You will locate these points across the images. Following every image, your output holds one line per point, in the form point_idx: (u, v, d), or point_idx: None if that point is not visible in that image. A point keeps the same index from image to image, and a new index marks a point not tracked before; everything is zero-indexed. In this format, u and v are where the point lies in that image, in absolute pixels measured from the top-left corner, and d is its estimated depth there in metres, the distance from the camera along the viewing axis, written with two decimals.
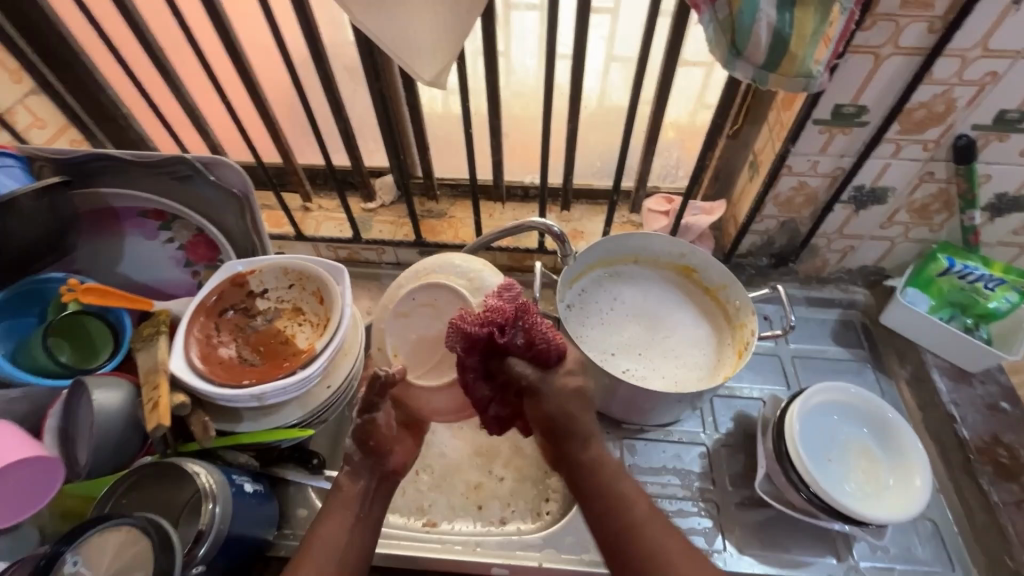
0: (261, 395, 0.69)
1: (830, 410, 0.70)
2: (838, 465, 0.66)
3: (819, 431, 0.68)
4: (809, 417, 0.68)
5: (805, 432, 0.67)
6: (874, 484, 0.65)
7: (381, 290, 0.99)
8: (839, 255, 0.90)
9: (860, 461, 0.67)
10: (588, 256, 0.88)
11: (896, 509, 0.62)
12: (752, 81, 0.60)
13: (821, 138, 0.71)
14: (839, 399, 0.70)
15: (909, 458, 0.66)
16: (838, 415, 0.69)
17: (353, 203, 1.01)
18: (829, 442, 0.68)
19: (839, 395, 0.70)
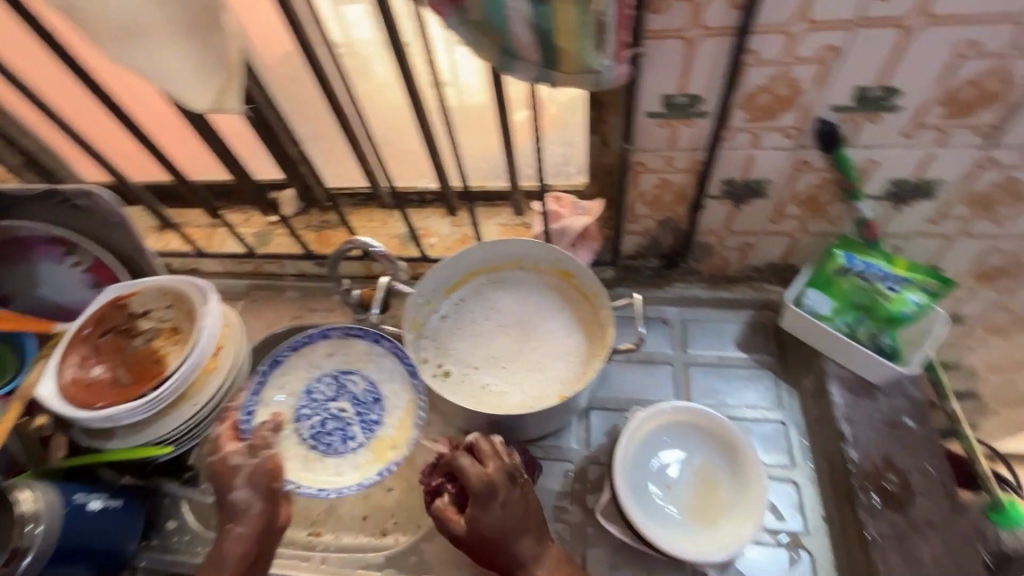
0: (114, 416, 0.73)
1: (673, 433, 0.68)
2: (673, 495, 0.65)
3: (656, 456, 0.67)
4: (644, 442, 0.67)
5: (635, 459, 0.66)
6: (709, 512, 0.64)
7: (283, 302, 1.01)
8: (738, 252, 0.81)
9: (694, 488, 0.65)
10: (463, 264, 0.85)
11: (720, 544, 0.61)
12: (540, 82, 0.55)
13: (665, 132, 0.64)
14: (683, 422, 0.68)
15: (750, 484, 0.64)
16: (668, 437, 0.68)
17: (258, 218, 1.03)
18: (667, 469, 0.66)
19: (685, 416, 0.68)
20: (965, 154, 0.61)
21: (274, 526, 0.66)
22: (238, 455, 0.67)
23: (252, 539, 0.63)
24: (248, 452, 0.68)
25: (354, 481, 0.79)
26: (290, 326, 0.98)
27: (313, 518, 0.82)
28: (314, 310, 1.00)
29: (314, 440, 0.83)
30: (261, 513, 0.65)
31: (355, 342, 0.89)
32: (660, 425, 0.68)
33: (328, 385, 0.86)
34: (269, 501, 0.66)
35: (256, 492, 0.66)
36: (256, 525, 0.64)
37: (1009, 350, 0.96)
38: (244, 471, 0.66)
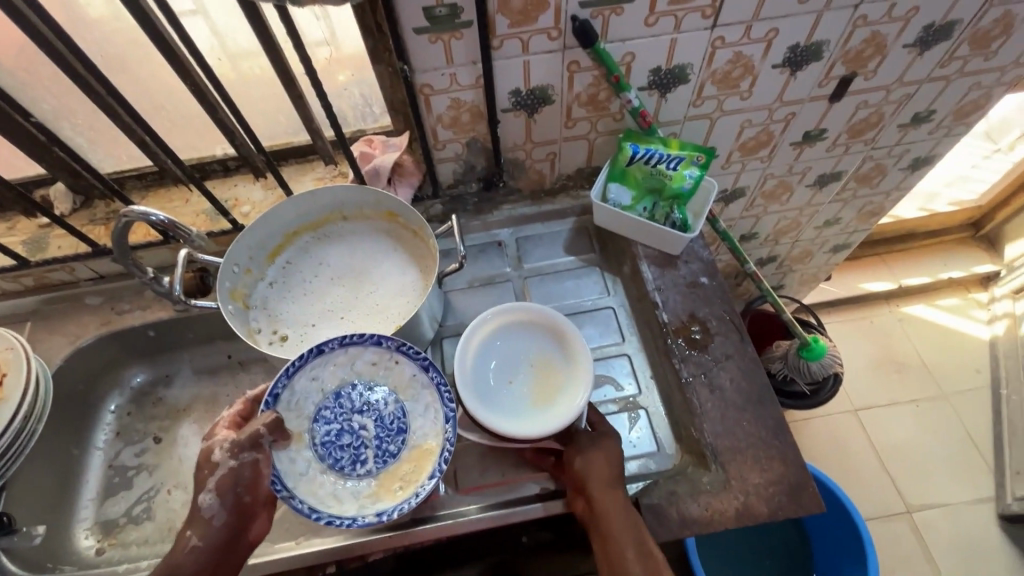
0: None
1: (509, 335, 0.73)
2: (516, 389, 0.69)
3: (497, 360, 0.71)
4: (483, 349, 0.71)
5: (476, 365, 0.70)
6: (552, 391, 0.69)
7: (85, 310, 0.89)
8: (548, 163, 0.87)
9: (535, 375, 0.70)
10: (280, 225, 0.80)
11: (558, 416, 0.66)
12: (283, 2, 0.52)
13: (439, 48, 0.65)
14: (515, 323, 0.73)
15: (578, 360, 0.70)
16: (500, 341, 0.72)
17: (28, 222, 0.89)
18: (508, 368, 0.71)
19: (516, 316, 0.73)
20: (699, 37, 0.70)
21: (237, 545, 0.61)
22: (224, 457, 0.60)
23: (205, 557, 0.58)
24: (230, 454, 0.60)
25: (350, 514, 0.63)
26: (99, 335, 0.87)
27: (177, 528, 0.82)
28: (126, 311, 0.89)
29: (324, 451, 0.67)
30: (221, 530, 0.59)
31: (400, 365, 0.70)
32: (495, 331, 0.73)
33: (358, 396, 0.70)
34: (233, 518, 0.60)
35: (224, 505, 0.59)
36: (214, 541, 0.59)
37: (784, 213, 1.15)
38: (223, 480, 0.59)
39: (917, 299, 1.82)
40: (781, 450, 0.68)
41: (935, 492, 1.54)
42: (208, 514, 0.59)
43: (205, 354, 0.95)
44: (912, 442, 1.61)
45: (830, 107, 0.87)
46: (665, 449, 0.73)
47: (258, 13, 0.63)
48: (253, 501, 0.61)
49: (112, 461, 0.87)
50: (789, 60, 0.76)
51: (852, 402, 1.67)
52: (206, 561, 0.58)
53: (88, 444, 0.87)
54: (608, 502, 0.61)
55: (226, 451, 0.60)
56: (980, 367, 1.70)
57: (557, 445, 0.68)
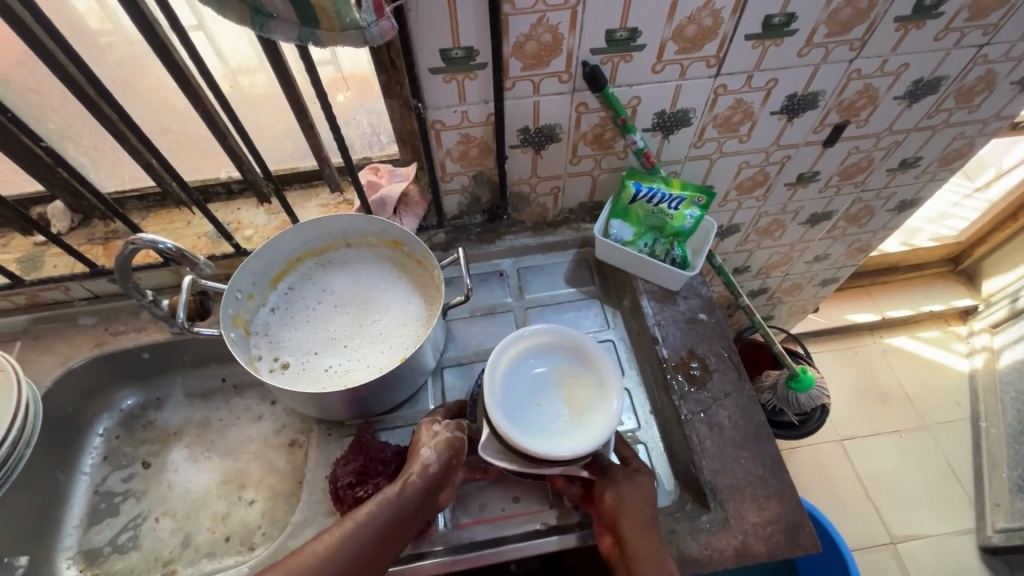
0: None
1: (546, 354, 0.72)
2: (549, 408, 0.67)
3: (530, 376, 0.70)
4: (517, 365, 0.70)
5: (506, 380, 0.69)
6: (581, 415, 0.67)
7: (77, 331, 0.87)
8: (551, 197, 0.88)
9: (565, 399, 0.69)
10: (283, 251, 0.80)
11: (591, 439, 0.64)
12: (305, 42, 0.53)
13: (452, 87, 0.67)
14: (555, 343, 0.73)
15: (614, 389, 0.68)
16: (533, 360, 0.72)
17: (22, 240, 0.87)
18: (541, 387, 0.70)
19: (557, 337, 0.72)
20: (703, 84, 0.73)
21: (426, 508, 0.64)
22: (429, 450, 0.65)
23: (413, 501, 0.62)
24: (449, 426, 0.69)
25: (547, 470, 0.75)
26: (92, 357, 0.85)
27: (165, 559, 0.80)
28: (120, 332, 0.88)
29: None
30: (425, 486, 0.63)
31: None
32: (527, 351, 0.72)
33: None
34: (406, 516, 0.61)
35: (441, 459, 0.65)
36: (406, 508, 0.61)
37: (776, 248, 1.18)
38: (422, 471, 0.63)
39: (899, 331, 1.87)
40: (778, 489, 0.69)
41: (918, 523, 1.56)
42: (394, 499, 0.61)
43: (200, 377, 0.94)
44: (895, 473, 1.63)
45: (823, 152, 0.90)
46: (663, 486, 0.74)
47: (274, 47, 0.64)
48: (425, 505, 0.63)
49: (98, 486, 0.85)
50: (787, 108, 0.79)
51: (838, 431, 1.70)
52: (373, 543, 0.59)
53: (74, 468, 0.85)
54: (644, 549, 0.62)
55: (431, 445, 0.66)
56: (961, 400, 1.74)
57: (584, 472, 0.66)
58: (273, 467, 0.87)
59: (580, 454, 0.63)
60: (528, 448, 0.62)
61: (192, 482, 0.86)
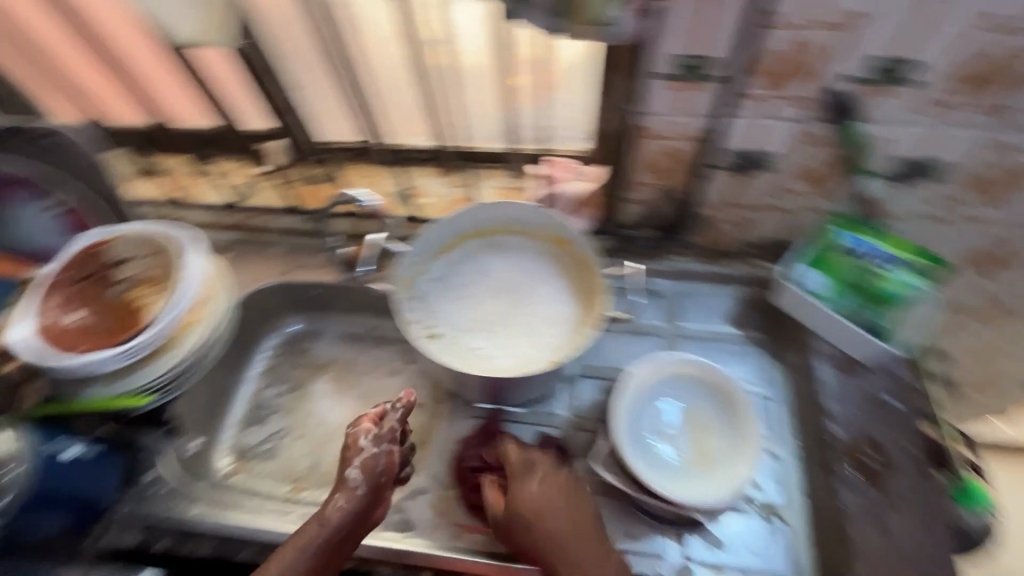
0: (87, 366, 0.70)
1: (678, 386, 0.69)
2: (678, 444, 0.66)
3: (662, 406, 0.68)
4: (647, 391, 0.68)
5: (632, 406, 0.67)
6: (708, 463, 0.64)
7: (269, 257, 0.99)
8: (736, 228, 0.81)
9: (697, 440, 0.66)
10: (454, 227, 0.83)
11: (715, 494, 0.61)
12: (553, 31, 0.53)
13: (675, 95, 0.63)
14: (694, 373, 0.69)
15: (750, 448, 0.64)
16: (671, 388, 0.69)
17: (244, 169, 1.00)
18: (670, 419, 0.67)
19: (692, 369, 0.69)
20: (972, 136, 0.61)
21: (366, 521, 0.66)
22: (356, 471, 0.66)
23: (349, 519, 0.63)
24: (375, 441, 0.69)
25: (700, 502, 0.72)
26: (277, 283, 0.96)
27: (295, 476, 0.88)
28: (302, 266, 0.97)
29: None
30: (361, 503, 0.65)
31: None
32: (666, 378, 0.69)
33: None
34: (337, 543, 0.63)
35: (366, 478, 0.65)
36: (348, 522, 0.63)
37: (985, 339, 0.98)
38: (351, 495, 0.65)
39: None
40: None
41: None
42: (319, 527, 0.63)
43: (353, 323, 1.02)
44: None
45: None
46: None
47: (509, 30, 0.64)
48: (358, 528, 0.65)
49: (257, 393, 0.96)
50: None
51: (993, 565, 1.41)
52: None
53: (242, 374, 0.97)
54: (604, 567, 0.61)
55: (360, 466, 0.67)
56: None
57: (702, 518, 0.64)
58: None
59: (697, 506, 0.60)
60: (646, 483, 0.61)
61: (329, 415, 0.94)
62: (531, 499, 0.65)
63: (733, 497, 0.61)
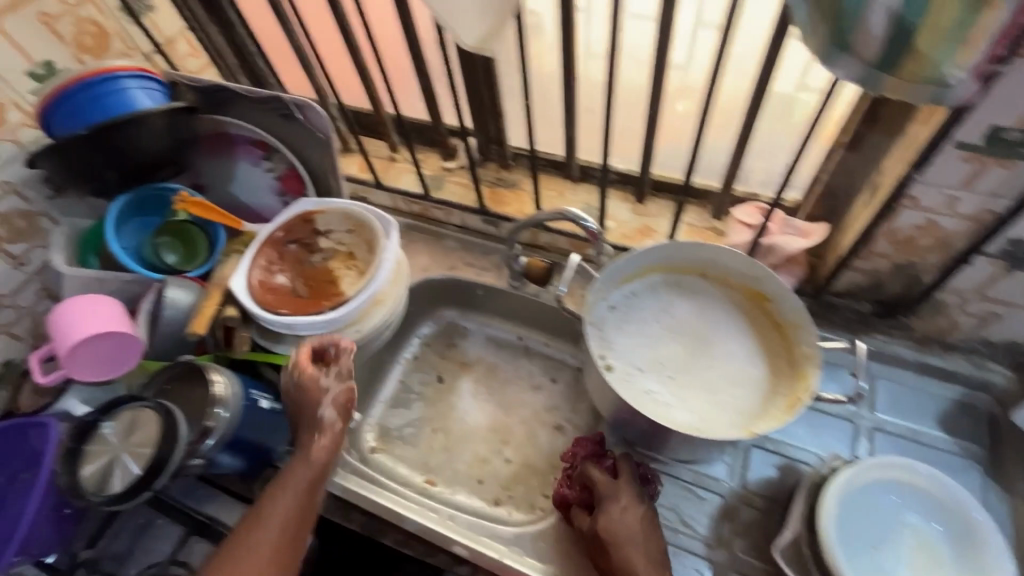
0: (292, 326, 0.77)
1: (904, 498, 0.63)
2: (882, 558, 0.60)
3: (875, 506, 0.63)
4: (865, 486, 0.63)
5: (849, 500, 0.62)
6: None
7: (440, 249, 1.01)
8: (976, 321, 0.70)
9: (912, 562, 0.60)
10: (646, 258, 0.79)
11: None
12: (861, 85, 0.47)
13: (967, 169, 0.55)
14: (923, 487, 0.63)
15: None
16: (896, 497, 0.63)
17: (433, 161, 1.03)
18: (883, 526, 0.62)
19: (927, 488, 0.63)
20: None
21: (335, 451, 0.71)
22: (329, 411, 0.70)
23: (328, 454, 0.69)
24: (336, 376, 0.71)
25: None
26: (444, 275, 0.98)
27: (430, 468, 0.90)
28: (470, 264, 0.99)
29: None
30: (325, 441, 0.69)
31: None
32: (892, 484, 0.64)
33: None
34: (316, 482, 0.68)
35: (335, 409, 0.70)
36: (326, 459, 0.69)
37: None
38: (330, 433, 0.70)
39: None
40: None
41: None
42: (304, 466, 0.67)
43: (503, 329, 1.01)
44: None
45: None
46: None
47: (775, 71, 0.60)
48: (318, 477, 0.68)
49: (403, 377, 0.99)
50: None
51: None
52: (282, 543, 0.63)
53: (394, 355, 1.00)
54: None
55: (331, 405, 0.70)
56: None
57: None
58: (534, 440, 0.91)
59: None
60: None
61: (468, 415, 0.94)
62: (620, 529, 0.64)
63: None
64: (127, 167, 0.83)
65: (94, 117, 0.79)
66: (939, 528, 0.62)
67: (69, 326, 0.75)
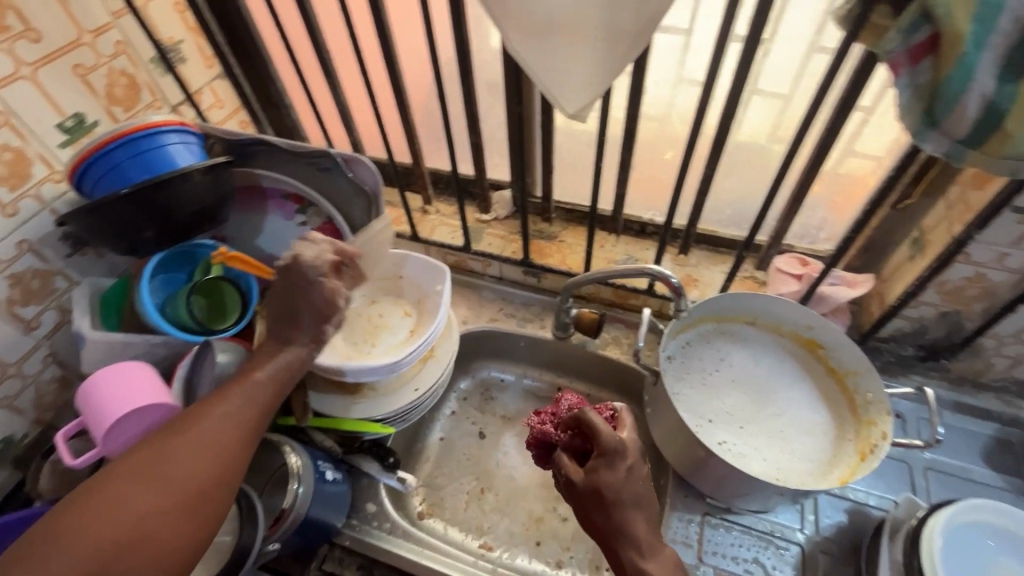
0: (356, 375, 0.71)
1: (999, 538, 0.60)
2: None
3: (975, 552, 0.60)
4: (962, 530, 0.60)
5: (950, 545, 0.59)
6: None
7: (479, 300, 1.00)
8: (1009, 362, 0.75)
9: None
10: (703, 309, 0.81)
11: None
12: (944, 157, 0.52)
13: (1018, 230, 0.61)
14: (1018, 531, 0.60)
15: None
16: (994, 541, 0.60)
17: (469, 212, 1.03)
18: (981, 570, 0.59)
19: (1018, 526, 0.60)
20: None
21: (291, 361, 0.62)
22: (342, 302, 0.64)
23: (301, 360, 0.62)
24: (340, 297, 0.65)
25: None
26: (487, 327, 0.97)
27: (484, 531, 0.85)
28: (512, 316, 0.98)
29: None
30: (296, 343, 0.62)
31: None
32: (986, 526, 0.61)
33: None
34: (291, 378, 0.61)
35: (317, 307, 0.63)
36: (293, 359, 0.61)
37: None
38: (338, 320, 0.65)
39: None
40: None
41: None
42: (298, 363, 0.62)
43: (542, 379, 1.00)
44: None
45: None
46: None
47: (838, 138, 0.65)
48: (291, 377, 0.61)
49: (445, 434, 0.95)
50: None
51: None
52: (234, 440, 0.53)
53: (435, 410, 0.97)
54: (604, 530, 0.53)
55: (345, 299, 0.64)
56: None
57: None
58: None
59: None
60: None
61: (517, 471, 0.90)
62: (620, 493, 0.53)
63: None
64: (164, 226, 0.78)
65: (134, 174, 0.73)
66: None
67: (112, 399, 0.68)
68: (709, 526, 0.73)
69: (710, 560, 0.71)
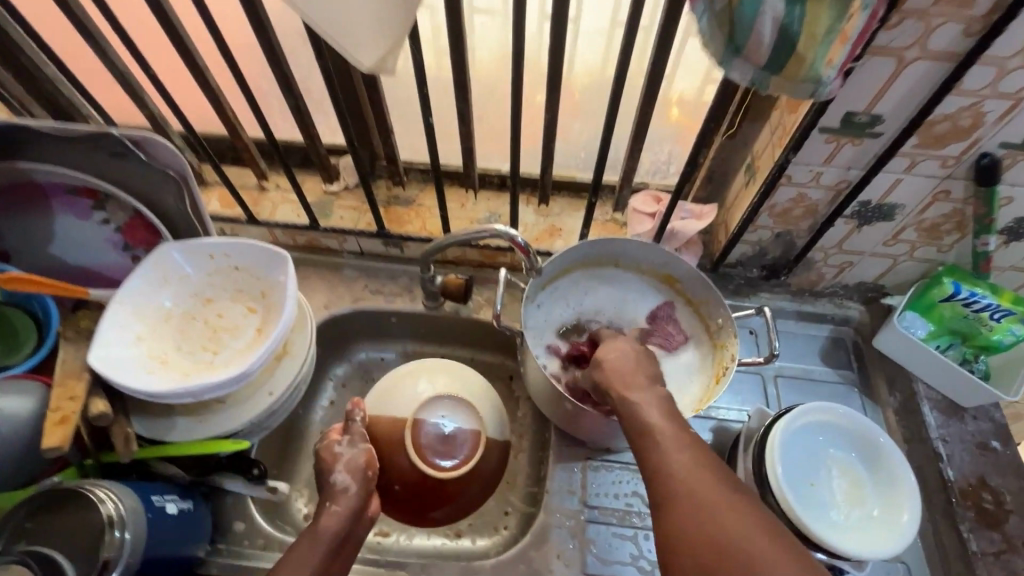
0: (196, 392, 0.64)
1: (828, 433, 0.67)
2: (820, 492, 0.63)
3: (808, 447, 0.66)
4: (797, 432, 0.66)
5: (786, 448, 0.65)
6: (858, 512, 0.62)
7: (340, 280, 0.92)
8: (836, 270, 0.82)
9: (845, 486, 0.64)
10: (565, 259, 0.79)
11: (872, 545, 0.60)
12: (752, 84, 0.52)
13: (828, 148, 0.64)
14: (844, 424, 0.67)
15: (903, 500, 0.63)
16: (824, 437, 0.66)
17: (313, 185, 0.92)
18: (815, 464, 0.65)
19: (843, 419, 0.66)
20: None
21: (358, 525, 0.64)
22: (341, 475, 0.65)
23: (346, 518, 0.62)
24: (349, 443, 0.67)
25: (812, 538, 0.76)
26: (351, 309, 0.89)
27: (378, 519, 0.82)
28: (377, 292, 0.91)
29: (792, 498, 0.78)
30: (354, 503, 0.64)
31: None
32: (817, 425, 0.67)
33: None
34: (328, 558, 0.60)
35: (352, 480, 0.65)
36: (342, 524, 0.62)
37: None
38: (343, 500, 0.63)
39: None
40: None
41: None
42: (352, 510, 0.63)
43: (422, 352, 0.95)
44: None
45: None
46: None
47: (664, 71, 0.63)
48: (342, 540, 0.62)
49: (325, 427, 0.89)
50: None
51: None
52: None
53: (310, 405, 0.90)
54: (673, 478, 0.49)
55: (345, 469, 0.65)
56: None
57: (847, 568, 0.61)
58: None
59: (858, 556, 0.58)
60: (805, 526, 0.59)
61: None
62: (612, 348, 0.61)
63: (894, 551, 0.59)
64: None
65: None
66: (855, 455, 0.66)
67: None
68: (590, 470, 0.75)
69: (593, 501, 0.73)
